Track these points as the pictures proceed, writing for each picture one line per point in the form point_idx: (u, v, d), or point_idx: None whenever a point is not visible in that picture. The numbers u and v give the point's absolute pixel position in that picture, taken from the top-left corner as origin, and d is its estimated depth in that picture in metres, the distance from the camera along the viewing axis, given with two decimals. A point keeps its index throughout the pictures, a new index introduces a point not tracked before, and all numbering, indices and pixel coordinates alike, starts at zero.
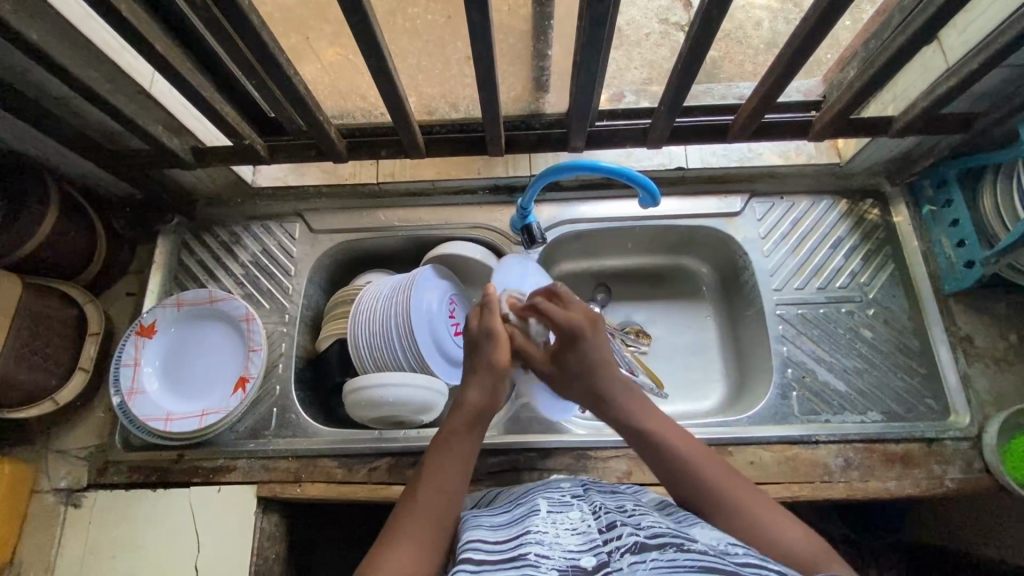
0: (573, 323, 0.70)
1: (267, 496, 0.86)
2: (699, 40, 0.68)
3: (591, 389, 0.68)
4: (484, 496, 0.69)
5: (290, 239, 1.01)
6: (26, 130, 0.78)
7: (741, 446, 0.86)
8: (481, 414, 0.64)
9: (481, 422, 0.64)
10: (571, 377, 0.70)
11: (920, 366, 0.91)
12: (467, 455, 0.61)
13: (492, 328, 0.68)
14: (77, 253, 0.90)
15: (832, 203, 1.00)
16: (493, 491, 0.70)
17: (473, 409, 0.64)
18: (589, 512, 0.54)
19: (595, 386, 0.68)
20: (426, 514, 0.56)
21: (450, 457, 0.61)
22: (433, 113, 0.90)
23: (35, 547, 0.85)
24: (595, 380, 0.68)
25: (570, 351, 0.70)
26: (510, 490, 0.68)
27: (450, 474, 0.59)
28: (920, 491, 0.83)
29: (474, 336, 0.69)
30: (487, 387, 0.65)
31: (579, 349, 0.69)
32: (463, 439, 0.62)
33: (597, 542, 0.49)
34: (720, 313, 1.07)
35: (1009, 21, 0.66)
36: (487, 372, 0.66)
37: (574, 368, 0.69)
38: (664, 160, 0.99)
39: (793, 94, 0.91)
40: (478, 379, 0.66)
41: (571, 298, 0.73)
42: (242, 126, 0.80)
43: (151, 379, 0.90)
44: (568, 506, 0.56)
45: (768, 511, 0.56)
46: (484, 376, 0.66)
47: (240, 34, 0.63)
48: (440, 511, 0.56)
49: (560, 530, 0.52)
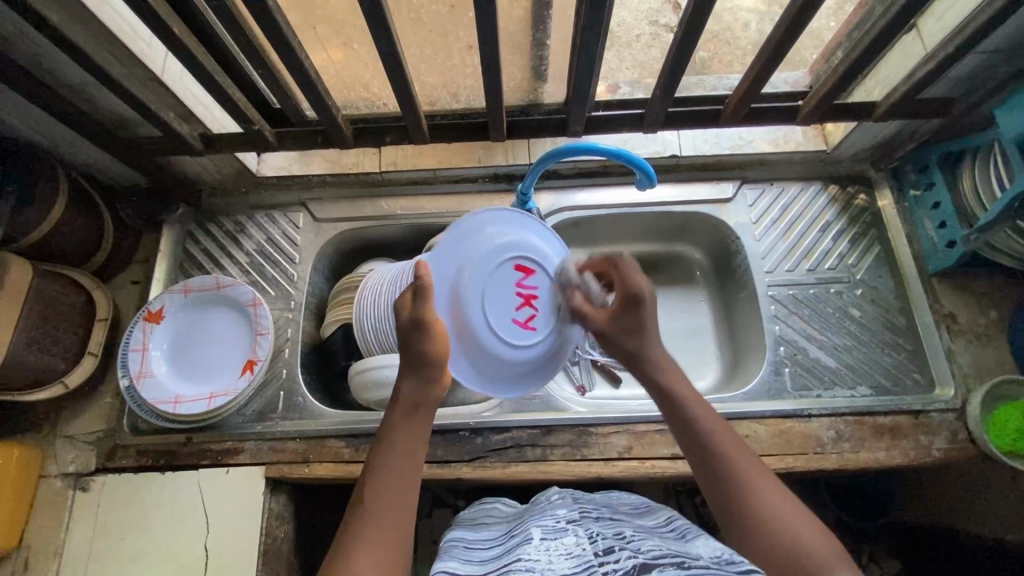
0: (638, 289, 0.72)
1: (275, 476, 0.88)
2: (691, 27, 0.71)
3: (633, 350, 0.71)
4: (476, 516, 0.74)
5: (294, 227, 1.03)
6: (38, 117, 0.80)
7: (736, 420, 0.89)
8: (420, 401, 0.64)
9: (421, 407, 0.64)
10: (624, 332, 0.72)
11: (905, 342, 0.95)
12: (412, 440, 0.62)
13: (419, 316, 0.65)
14: (83, 241, 0.91)
15: (820, 189, 1.04)
16: (481, 504, 0.78)
17: (410, 398, 0.64)
18: (583, 537, 0.58)
19: (640, 348, 0.70)
20: (377, 509, 0.57)
21: (394, 451, 0.61)
22: (436, 102, 0.95)
23: (43, 530, 0.86)
24: (642, 343, 0.70)
25: (629, 311, 0.72)
26: (501, 515, 0.73)
27: (398, 466, 0.60)
28: (909, 460, 0.86)
29: (403, 326, 0.66)
30: (421, 377, 0.65)
31: (638, 310, 0.71)
32: (408, 434, 0.62)
33: (593, 563, 0.52)
34: (713, 297, 1.10)
35: (982, 6, 0.71)
36: (416, 363, 0.65)
37: (625, 329, 0.72)
38: (660, 148, 1.02)
39: (780, 85, 0.96)
40: (411, 370, 0.65)
41: (631, 264, 0.74)
42: (251, 112, 0.82)
43: (159, 362, 0.91)
44: (562, 532, 0.60)
45: (782, 502, 0.55)
46: (413, 366, 0.65)
47: (254, 15, 0.65)
48: (391, 503, 0.57)
49: (554, 556, 0.55)
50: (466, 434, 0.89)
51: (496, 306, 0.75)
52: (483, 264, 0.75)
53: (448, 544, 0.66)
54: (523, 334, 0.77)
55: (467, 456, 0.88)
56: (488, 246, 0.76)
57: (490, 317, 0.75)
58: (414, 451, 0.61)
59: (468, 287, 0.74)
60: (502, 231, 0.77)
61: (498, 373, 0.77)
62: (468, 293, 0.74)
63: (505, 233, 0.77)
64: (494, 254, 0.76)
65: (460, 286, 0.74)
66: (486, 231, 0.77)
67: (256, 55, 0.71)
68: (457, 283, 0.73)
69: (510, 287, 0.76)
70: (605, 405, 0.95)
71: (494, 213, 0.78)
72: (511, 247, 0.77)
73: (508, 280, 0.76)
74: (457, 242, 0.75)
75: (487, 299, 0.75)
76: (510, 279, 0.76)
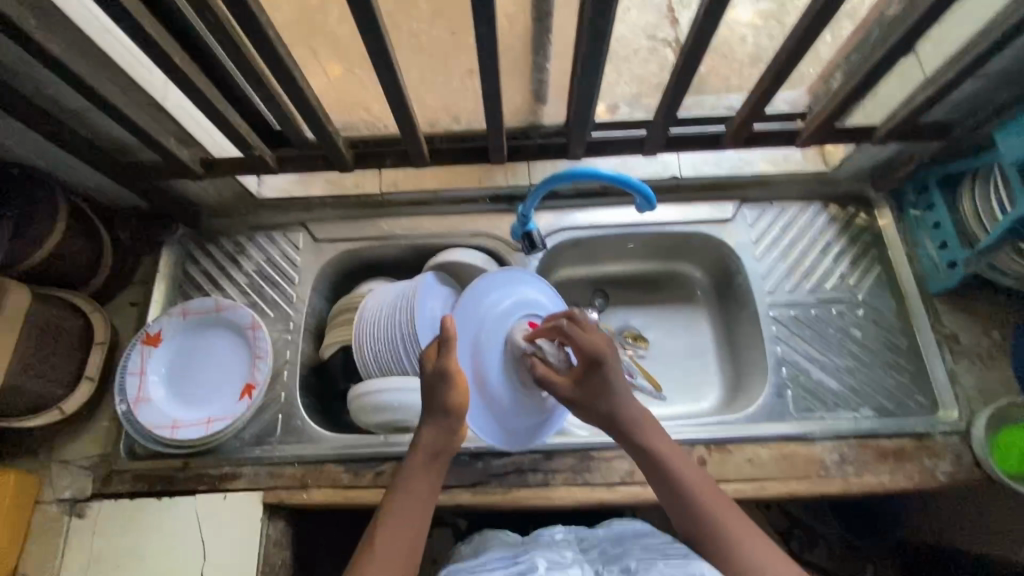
0: (599, 350, 0.71)
1: (273, 502, 0.87)
2: (693, 50, 0.71)
3: (606, 412, 0.71)
4: (483, 546, 0.73)
5: (293, 248, 1.02)
6: (39, 142, 0.80)
7: (739, 443, 0.88)
8: (440, 451, 0.67)
9: (441, 455, 0.67)
10: (594, 397, 0.72)
11: (908, 363, 0.94)
12: (430, 480, 0.66)
13: (446, 367, 0.67)
14: (82, 263, 0.91)
15: (822, 209, 1.03)
16: (485, 534, 0.76)
17: (432, 447, 0.67)
18: None
19: (613, 409, 0.71)
20: (391, 537, 0.61)
21: (413, 486, 0.65)
22: (437, 124, 0.95)
23: (38, 556, 0.85)
24: (614, 404, 0.71)
25: (594, 374, 0.72)
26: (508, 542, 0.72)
27: (413, 502, 0.64)
28: (913, 484, 0.86)
29: (428, 376, 0.68)
30: (445, 428, 0.67)
31: (603, 373, 0.71)
32: (427, 468, 0.66)
33: None
34: (714, 316, 1.10)
35: (982, 32, 0.71)
36: (438, 411, 0.67)
37: (594, 392, 0.72)
38: (659, 169, 1.03)
39: (781, 105, 0.94)
40: (433, 420, 0.67)
41: (586, 321, 0.74)
42: (251, 136, 0.83)
43: (156, 387, 0.91)
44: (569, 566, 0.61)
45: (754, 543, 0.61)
46: (437, 416, 0.67)
47: (256, 44, 0.65)
48: (404, 532, 0.61)
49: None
50: (466, 458, 0.88)
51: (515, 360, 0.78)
52: (500, 319, 0.79)
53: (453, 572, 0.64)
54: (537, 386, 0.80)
55: (468, 482, 0.87)
56: (504, 302, 0.80)
57: (509, 370, 0.78)
58: (432, 489, 0.65)
59: (486, 339, 0.77)
60: (512, 289, 0.81)
61: (505, 421, 0.79)
62: (486, 345, 0.77)
63: (514, 291, 0.82)
64: (509, 312, 0.80)
65: (481, 335, 0.77)
66: (497, 291, 0.80)
67: (257, 81, 0.72)
68: (478, 337, 0.76)
69: None
70: None
71: (505, 273, 0.82)
72: (519, 306, 0.81)
73: None
74: (479, 294, 0.78)
75: (505, 354, 0.78)
76: None
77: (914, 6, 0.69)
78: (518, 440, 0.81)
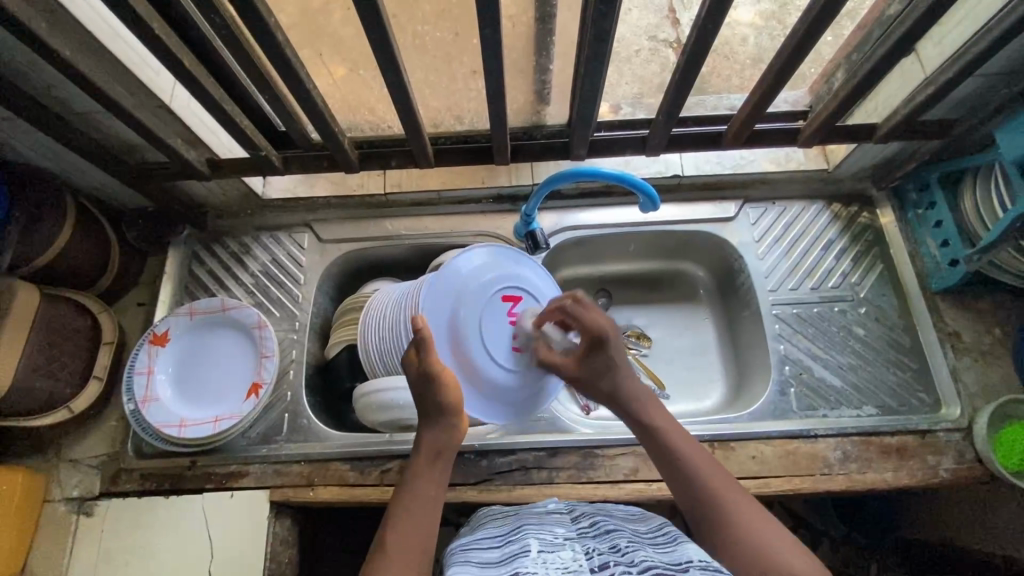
0: (603, 329, 0.76)
1: (279, 500, 0.87)
2: (695, 52, 0.72)
3: (608, 388, 0.75)
4: (476, 524, 0.71)
5: (298, 248, 1.03)
6: (48, 145, 0.81)
7: (742, 441, 0.89)
8: (442, 447, 0.68)
9: (445, 455, 0.68)
10: (597, 374, 0.76)
11: (910, 361, 0.95)
12: (437, 481, 0.65)
13: (430, 368, 0.70)
14: (89, 263, 0.92)
15: (823, 208, 1.04)
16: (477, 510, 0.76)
17: (434, 444, 0.68)
18: (580, 552, 0.59)
19: (615, 386, 0.74)
20: (399, 541, 0.59)
21: (419, 487, 0.65)
22: (440, 125, 0.95)
23: (46, 555, 0.85)
24: (616, 381, 0.75)
25: (595, 353, 0.77)
26: (502, 519, 0.71)
27: (419, 502, 0.63)
28: (916, 481, 0.86)
29: (415, 382, 0.70)
30: (442, 427, 0.69)
31: (603, 350, 0.76)
32: (429, 468, 0.66)
33: None
34: (716, 315, 1.10)
35: (981, 32, 0.71)
36: (434, 414, 0.70)
37: (596, 371, 0.76)
38: (662, 168, 1.03)
39: (781, 105, 0.95)
40: (432, 421, 0.70)
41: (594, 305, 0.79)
42: (258, 137, 0.83)
43: (164, 386, 0.91)
44: (558, 546, 0.60)
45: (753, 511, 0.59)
46: (435, 417, 0.70)
47: (263, 48, 0.66)
48: (414, 535, 0.60)
49: (550, 569, 0.56)
50: (471, 456, 0.88)
51: (494, 336, 0.83)
52: (477, 297, 0.83)
53: (450, 551, 0.64)
54: (520, 360, 0.85)
55: (473, 480, 0.87)
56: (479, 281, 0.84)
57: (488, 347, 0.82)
58: (438, 492, 0.65)
59: (465, 316, 0.81)
60: (499, 265, 0.86)
61: (495, 397, 0.84)
62: (464, 324, 0.81)
63: (500, 266, 0.86)
64: (483, 289, 0.84)
65: (458, 314, 0.81)
66: (471, 269, 0.84)
67: (264, 83, 0.72)
68: (455, 317, 0.81)
69: (504, 317, 0.84)
70: (610, 425, 0.95)
71: (483, 252, 0.86)
72: (504, 280, 0.85)
73: (501, 311, 0.84)
74: (453, 275, 0.83)
75: (484, 331, 0.82)
76: (502, 309, 0.84)
77: (914, 7, 0.70)
78: (514, 414, 0.86)
